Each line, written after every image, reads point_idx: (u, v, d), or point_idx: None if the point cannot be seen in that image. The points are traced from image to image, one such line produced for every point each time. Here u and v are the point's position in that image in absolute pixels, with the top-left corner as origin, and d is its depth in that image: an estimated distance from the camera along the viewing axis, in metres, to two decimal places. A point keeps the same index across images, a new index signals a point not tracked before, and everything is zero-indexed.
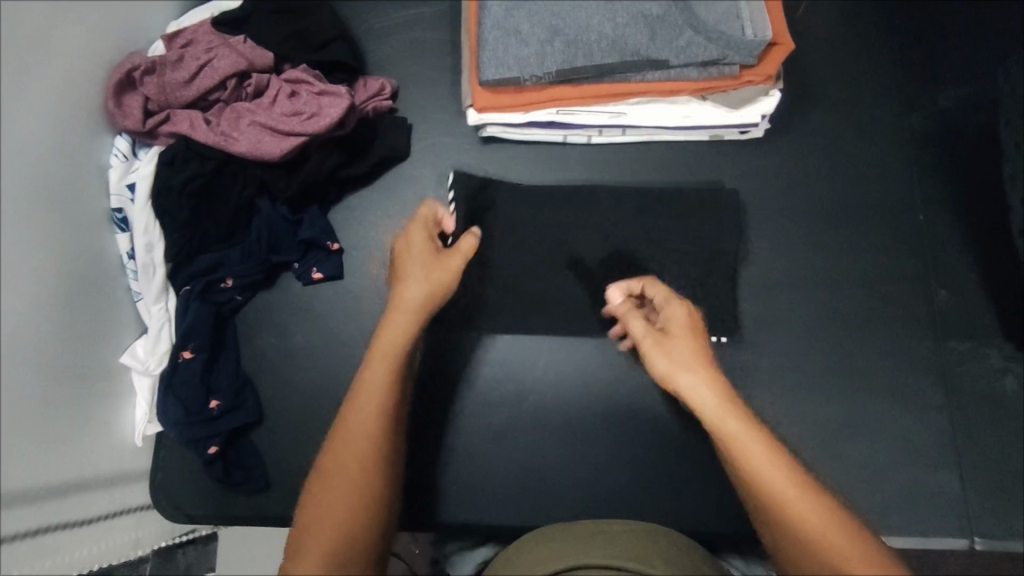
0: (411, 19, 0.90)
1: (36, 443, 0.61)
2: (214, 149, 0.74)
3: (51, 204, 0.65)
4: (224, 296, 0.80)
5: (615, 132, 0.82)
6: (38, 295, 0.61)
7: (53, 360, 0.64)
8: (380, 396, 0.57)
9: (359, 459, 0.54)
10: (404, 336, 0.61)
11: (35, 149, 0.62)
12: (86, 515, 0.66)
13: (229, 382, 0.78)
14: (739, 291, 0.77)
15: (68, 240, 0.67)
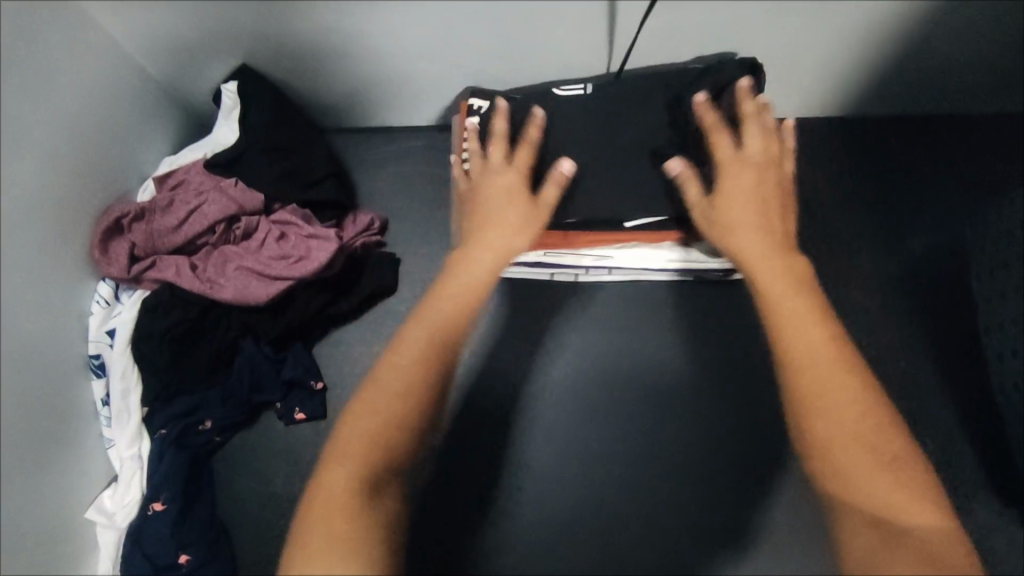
0: (402, 150, 0.93)
1: None
2: (200, 296, 0.73)
3: (22, 369, 0.62)
4: (202, 439, 0.77)
5: (601, 272, 0.84)
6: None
7: (14, 539, 0.61)
8: (436, 341, 0.51)
9: (411, 381, 0.48)
10: (466, 289, 0.57)
11: (12, 317, 0.61)
12: None
13: (201, 534, 0.75)
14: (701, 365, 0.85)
15: (38, 403, 0.64)
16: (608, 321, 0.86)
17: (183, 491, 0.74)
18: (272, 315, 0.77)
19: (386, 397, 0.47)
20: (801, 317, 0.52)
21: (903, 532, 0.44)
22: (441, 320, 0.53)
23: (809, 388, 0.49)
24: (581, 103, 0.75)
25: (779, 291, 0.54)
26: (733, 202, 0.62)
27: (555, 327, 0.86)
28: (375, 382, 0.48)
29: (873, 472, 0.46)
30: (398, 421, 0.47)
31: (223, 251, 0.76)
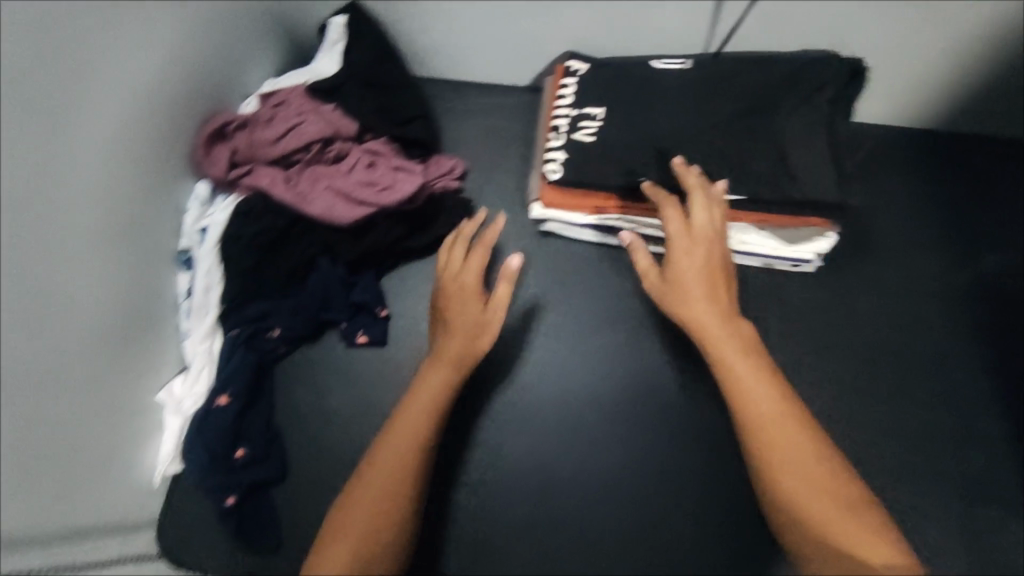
0: (489, 106, 0.95)
1: (57, 481, 0.60)
2: (289, 208, 0.77)
3: (119, 243, 0.67)
4: (269, 346, 0.80)
5: (672, 246, 0.83)
6: (86, 335, 0.62)
7: (91, 395, 0.65)
8: (419, 419, 0.65)
9: (399, 467, 0.62)
10: (451, 377, 0.67)
11: (118, 190, 0.65)
12: (98, 557, 0.66)
13: (259, 434, 0.78)
14: (773, 348, 0.80)
15: (127, 276, 0.68)
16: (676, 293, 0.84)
17: (247, 390, 0.78)
18: (352, 238, 0.81)
19: (382, 477, 0.62)
20: (758, 387, 0.59)
21: (870, 568, 0.51)
22: (432, 398, 0.66)
23: (776, 465, 0.56)
24: (677, 75, 0.80)
25: (741, 366, 0.60)
26: (686, 272, 0.65)
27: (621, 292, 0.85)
28: (370, 480, 0.61)
29: (832, 517, 0.53)
30: (399, 496, 0.61)
31: (316, 170, 0.79)
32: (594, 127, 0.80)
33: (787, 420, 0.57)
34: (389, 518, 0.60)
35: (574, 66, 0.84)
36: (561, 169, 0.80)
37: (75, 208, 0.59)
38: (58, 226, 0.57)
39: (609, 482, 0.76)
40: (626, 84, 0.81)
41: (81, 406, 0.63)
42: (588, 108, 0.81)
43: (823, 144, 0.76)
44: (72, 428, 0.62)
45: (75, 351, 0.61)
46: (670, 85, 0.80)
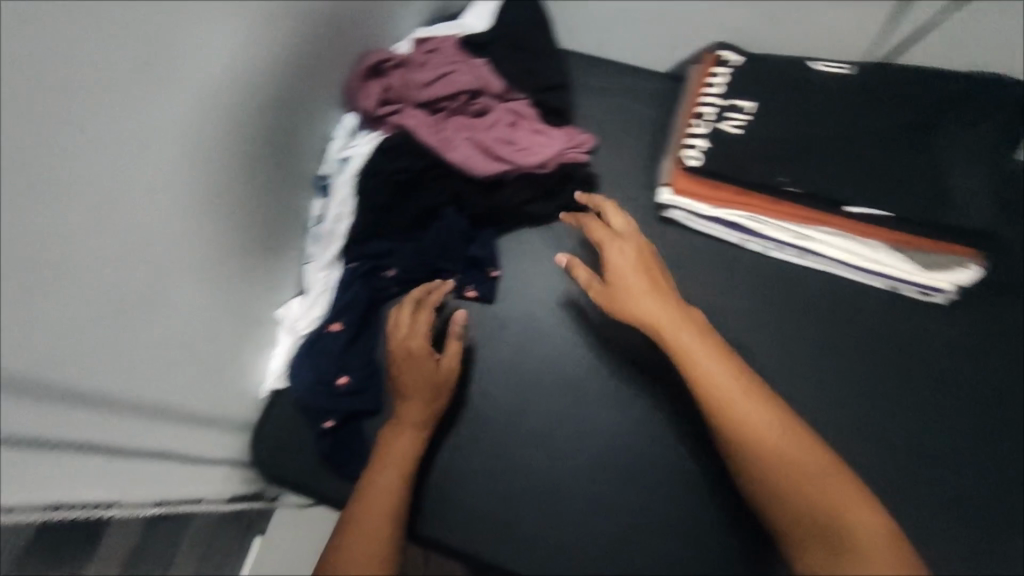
0: (626, 86, 0.94)
1: (180, 371, 0.62)
2: (429, 152, 0.78)
3: (273, 159, 0.70)
4: (383, 285, 0.81)
5: (793, 254, 0.82)
6: (229, 241, 0.65)
7: (220, 298, 0.67)
8: (394, 479, 0.69)
9: (379, 527, 0.65)
10: (415, 437, 0.72)
11: (280, 105, 0.67)
12: (191, 452, 0.68)
13: (361, 365, 0.79)
14: (884, 375, 0.78)
15: (269, 189, 0.70)
16: (791, 302, 0.82)
17: (359, 321, 0.79)
18: (482, 193, 0.82)
19: (368, 537, 0.64)
20: (712, 367, 0.65)
21: (837, 513, 0.58)
22: (397, 464, 0.70)
23: (744, 434, 0.63)
24: (838, 80, 0.78)
25: (695, 350, 0.67)
26: (630, 274, 0.72)
27: (737, 292, 0.82)
28: (354, 539, 0.64)
29: (796, 468, 0.60)
30: (382, 550, 0.64)
31: (460, 120, 0.80)
32: (742, 120, 0.79)
33: (743, 394, 0.64)
34: (378, 568, 0.63)
35: (728, 57, 0.82)
36: (701, 157, 0.78)
37: (251, 120, 0.62)
38: (233, 135, 0.60)
39: (671, 487, 0.75)
40: (780, 81, 0.79)
41: (211, 306, 0.65)
42: (737, 100, 0.79)
43: (983, 174, 0.73)
44: (206, 326, 0.65)
45: (220, 256, 0.64)
46: (829, 88, 0.78)
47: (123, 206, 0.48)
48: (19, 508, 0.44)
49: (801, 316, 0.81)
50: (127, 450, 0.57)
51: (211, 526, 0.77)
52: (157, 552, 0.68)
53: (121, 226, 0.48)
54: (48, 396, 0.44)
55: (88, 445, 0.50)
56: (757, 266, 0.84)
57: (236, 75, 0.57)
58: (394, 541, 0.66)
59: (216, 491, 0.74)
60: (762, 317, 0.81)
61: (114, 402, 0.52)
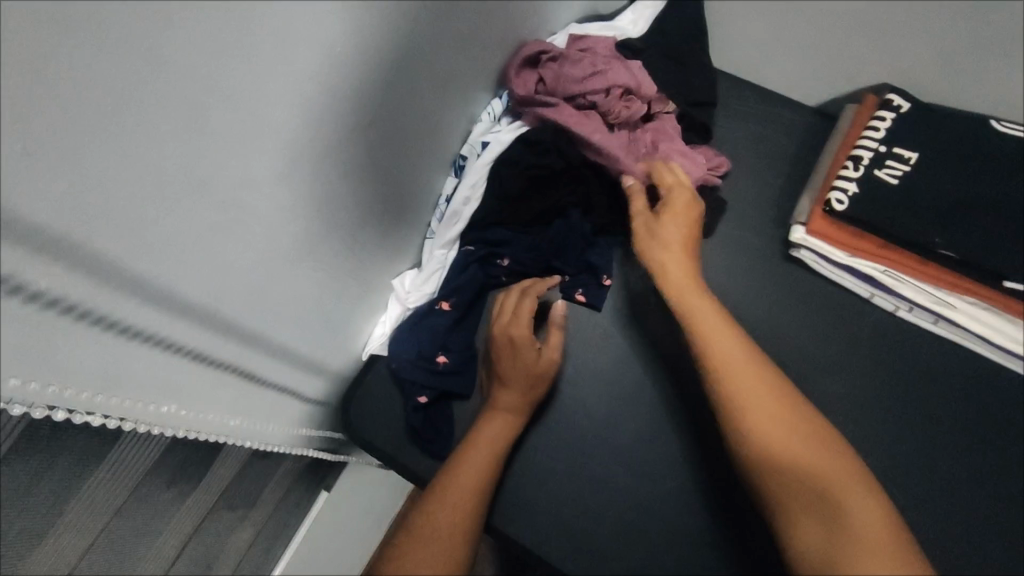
0: (769, 114, 0.91)
1: (302, 312, 0.65)
2: (568, 151, 0.78)
3: (422, 130, 0.71)
4: (495, 273, 0.82)
5: (926, 318, 0.77)
6: (369, 195, 0.67)
7: (349, 250, 0.69)
8: (478, 475, 0.68)
9: (459, 519, 0.64)
10: (505, 438, 0.72)
11: (436, 76, 0.68)
12: (295, 392, 0.70)
13: (461, 348, 0.80)
14: (1008, 466, 0.72)
15: (410, 155, 0.72)
16: (916, 370, 0.76)
17: (467, 304, 0.80)
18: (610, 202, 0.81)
19: (446, 526, 0.63)
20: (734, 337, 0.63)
21: (845, 513, 0.52)
22: (485, 463, 0.69)
23: (757, 413, 0.58)
24: (1014, 146, 0.73)
25: (713, 318, 0.65)
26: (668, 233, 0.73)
27: (857, 348, 0.78)
28: (433, 526, 0.62)
29: (800, 452, 0.56)
30: (460, 542, 0.63)
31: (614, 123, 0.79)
32: (901, 170, 0.75)
33: (757, 369, 0.61)
34: (455, 557, 0.61)
35: (897, 101, 0.78)
36: (849, 202, 0.74)
37: (412, 89, 0.64)
38: (394, 93, 0.61)
39: (759, 537, 0.71)
40: (948, 137, 0.75)
41: (339, 255, 0.67)
42: (898, 148, 0.76)
43: None
44: (337, 276, 0.69)
45: (360, 213, 0.67)
46: (1003, 153, 0.73)
47: (298, 146, 0.50)
48: (148, 403, 0.47)
49: (924, 386, 0.76)
50: (247, 374, 0.59)
51: (292, 474, 0.79)
52: (247, 489, 0.69)
53: (291, 162, 0.51)
54: (201, 308, 0.47)
55: (221, 363, 0.54)
56: (883, 324, 0.79)
57: (409, 41, 0.59)
58: (471, 539, 0.64)
59: (304, 441, 0.75)
60: (881, 378, 0.76)
61: (249, 328, 0.55)
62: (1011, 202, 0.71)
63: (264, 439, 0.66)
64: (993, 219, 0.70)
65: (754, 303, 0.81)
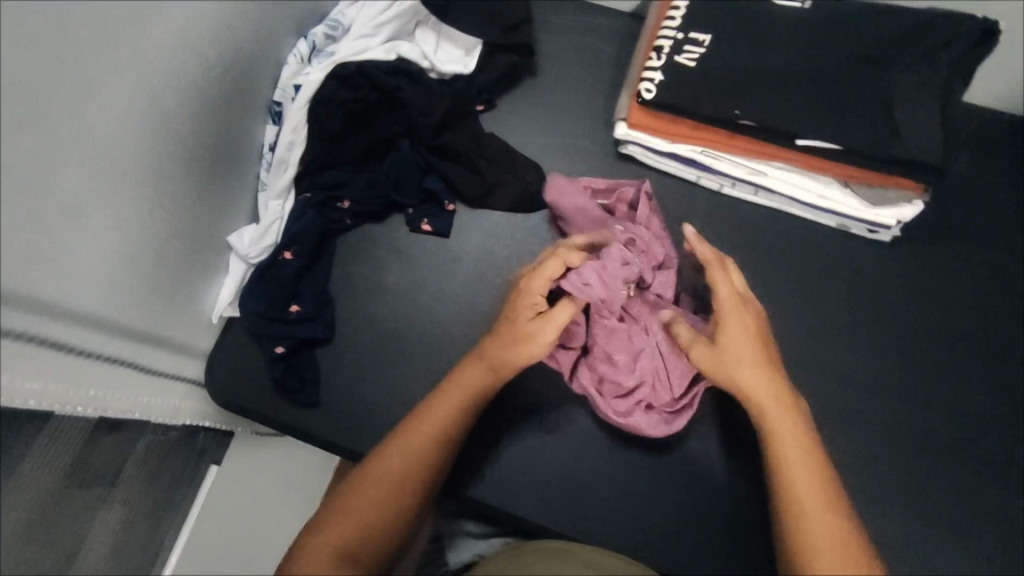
0: (588, 24, 0.93)
1: (144, 285, 0.65)
2: (380, 83, 0.78)
3: (215, 77, 0.69)
4: (337, 216, 0.82)
5: (747, 190, 0.83)
6: (186, 158, 0.67)
7: (181, 215, 0.69)
8: (431, 432, 0.63)
9: (393, 481, 0.61)
10: (472, 395, 0.65)
11: (221, 25, 0.67)
12: (155, 364, 0.70)
13: (314, 295, 0.80)
14: (825, 311, 0.79)
15: (218, 110, 0.71)
16: (741, 242, 0.83)
17: (311, 249, 0.80)
18: (436, 128, 0.80)
19: (378, 486, 0.60)
20: (781, 410, 0.62)
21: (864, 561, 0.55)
22: (446, 420, 0.64)
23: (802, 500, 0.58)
24: (796, 15, 0.77)
25: (763, 398, 0.62)
26: (734, 336, 0.64)
27: (686, 231, 0.84)
28: (367, 487, 0.60)
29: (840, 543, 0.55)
30: (391, 505, 0.60)
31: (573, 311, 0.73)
32: (698, 53, 0.77)
33: (802, 445, 0.60)
34: (381, 521, 0.59)
35: None
36: (655, 89, 0.77)
37: (185, 35, 0.62)
38: (180, 51, 0.62)
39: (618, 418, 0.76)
40: (737, 14, 0.79)
41: (170, 222, 0.67)
42: (694, 32, 0.78)
43: (938, 111, 0.73)
44: (174, 243, 0.69)
45: (179, 176, 0.67)
46: (786, 25, 0.77)
47: (47, 104, 0.49)
48: None
49: (749, 254, 0.82)
50: (88, 352, 0.60)
51: (164, 450, 0.77)
52: (99, 467, 0.67)
53: (46, 122, 0.49)
54: None
55: (34, 339, 0.52)
56: (709, 205, 0.85)
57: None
58: (407, 506, 0.61)
59: (183, 416, 0.74)
60: (711, 256, 0.82)
61: (67, 304, 0.55)
62: (798, 68, 0.75)
63: (137, 412, 0.67)
64: (781, 86, 0.75)
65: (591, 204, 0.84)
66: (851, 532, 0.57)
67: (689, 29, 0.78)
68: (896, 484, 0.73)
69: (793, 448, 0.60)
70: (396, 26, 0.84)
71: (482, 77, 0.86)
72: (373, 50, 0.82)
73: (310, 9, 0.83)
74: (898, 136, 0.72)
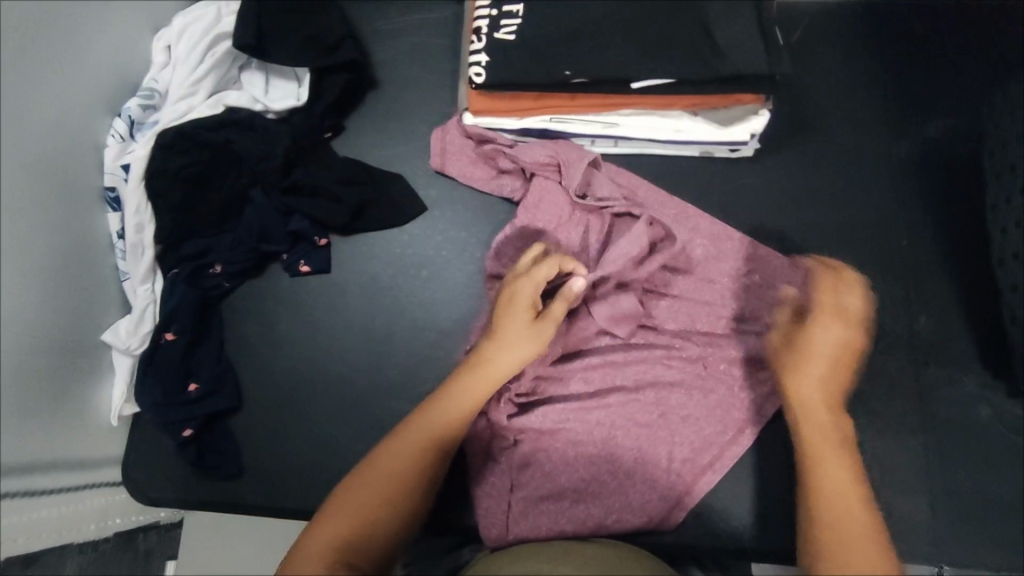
0: (414, 21, 0.91)
1: (18, 413, 0.62)
2: (212, 137, 0.78)
3: (27, 178, 0.65)
4: (212, 282, 0.80)
5: (607, 143, 0.82)
6: (27, 270, 0.64)
7: (42, 331, 0.66)
8: (452, 410, 0.65)
9: (401, 460, 0.62)
10: (489, 381, 0.68)
11: (20, 128, 0.64)
12: (53, 485, 0.68)
13: (210, 367, 0.78)
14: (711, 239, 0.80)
15: (48, 215, 0.68)
16: None
17: (193, 324, 0.78)
18: (281, 169, 0.78)
19: (388, 462, 0.62)
20: (830, 441, 0.64)
21: None
22: (468, 402, 0.66)
23: (827, 521, 0.57)
24: None
25: (821, 447, 0.64)
26: (809, 351, 0.69)
27: None
28: (376, 470, 0.61)
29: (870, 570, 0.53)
30: (402, 481, 0.61)
31: (564, 330, 0.76)
32: (516, 25, 0.77)
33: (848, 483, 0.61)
34: (388, 495, 0.60)
35: None
36: (485, 72, 0.76)
37: None
38: None
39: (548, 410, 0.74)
40: None
41: (32, 341, 0.64)
42: (506, 6, 0.77)
43: (754, 23, 0.74)
44: (44, 361, 0.66)
45: (28, 290, 0.64)
46: None
47: None
48: None
49: None
50: None
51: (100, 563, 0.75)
52: None
53: None
54: None
55: None
56: None
57: None
58: (413, 484, 0.61)
59: (95, 531, 0.73)
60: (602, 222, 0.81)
61: None
62: (614, 16, 0.76)
63: (43, 540, 0.65)
64: (601, 38, 0.75)
65: (462, 201, 0.84)
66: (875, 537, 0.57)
67: (502, 4, 0.77)
68: None
69: (823, 448, 0.64)
70: (216, 77, 0.81)
71: (318, 104, 0.84)
72: (198, 109, 0.80)
73: (116, 82, 0.80)
74: (722, 57, 0.73)
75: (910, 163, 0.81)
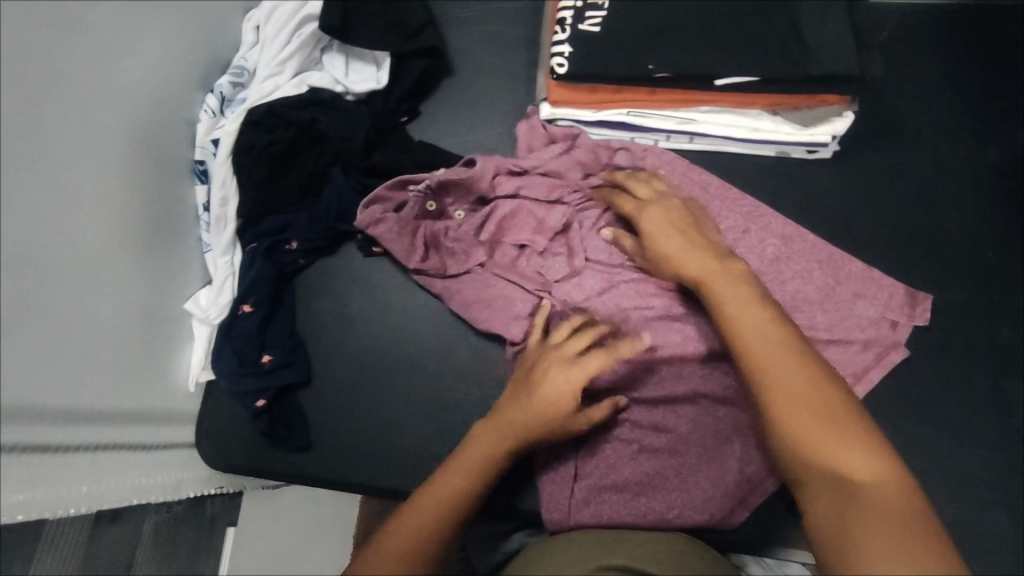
0: (492, 11, 0.92)
1: (112, 371, 0.66)
2: (298, 116, 0.80)
3: (127, 148, 0.68)
4: (287, 259, 0.81)
5: (683, 139, 0.82)
6: (124, 236, 0.68)
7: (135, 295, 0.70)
8: (456, 481, 0.61)
9: (413, 538, 0.57)
10: (494, 446, 0.64)
11: (125, 100, 0.68)
12: (145, 441, 0.72)
13: (282, 340, 0.79)
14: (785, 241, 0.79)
15: (147, 184, 0.71)
16: None
17: (269, 298, 0.79)
18: (363, 151, 0.81)
19: (406, 537, 0.57)
20: (744, 300, 0.60)
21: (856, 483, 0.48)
22: (469, 470, 0.62)
23: (764, 378, 0.55)
24: None
25: (729, 298, 0.61)
26: (657, 231, 0.69)
27: None
28: (388, 545, 0.56)
29: (819, 435, 0.51)
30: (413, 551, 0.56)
31: (634, 323, 0.76)
32: (601, 17, 0.77)
33: (768, 328, 0.57)
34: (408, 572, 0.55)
35: None
36: (567, 63, 0.76)
37: (79, 118, 0.61)
38: (95, 138, 0.63)
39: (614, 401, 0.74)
40: None
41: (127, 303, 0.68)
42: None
43: (843, 24, 0.74)
44: (136, 322, 0.70)
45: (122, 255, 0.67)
46: None
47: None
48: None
49: None
50: (71, 445, 0.61)
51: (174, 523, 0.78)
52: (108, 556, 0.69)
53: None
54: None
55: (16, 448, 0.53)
56: None
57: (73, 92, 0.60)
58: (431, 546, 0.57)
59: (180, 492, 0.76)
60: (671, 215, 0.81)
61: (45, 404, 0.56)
62: (700, 12, 0.76)
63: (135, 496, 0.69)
64: (687, 33, 0.75)
65: None
66: (800, 355, 0.55)
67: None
68: (888, 395, 0.73)
69: (738, 300, 0.60)
70: (301, 58, 0.84)
71: (397, 89, 0.86)
72: (282, 88, 0.82)
73: (206, 59, 0.82)
74: (810, 56, 0.73)
75: (991, 172, 0.80)
